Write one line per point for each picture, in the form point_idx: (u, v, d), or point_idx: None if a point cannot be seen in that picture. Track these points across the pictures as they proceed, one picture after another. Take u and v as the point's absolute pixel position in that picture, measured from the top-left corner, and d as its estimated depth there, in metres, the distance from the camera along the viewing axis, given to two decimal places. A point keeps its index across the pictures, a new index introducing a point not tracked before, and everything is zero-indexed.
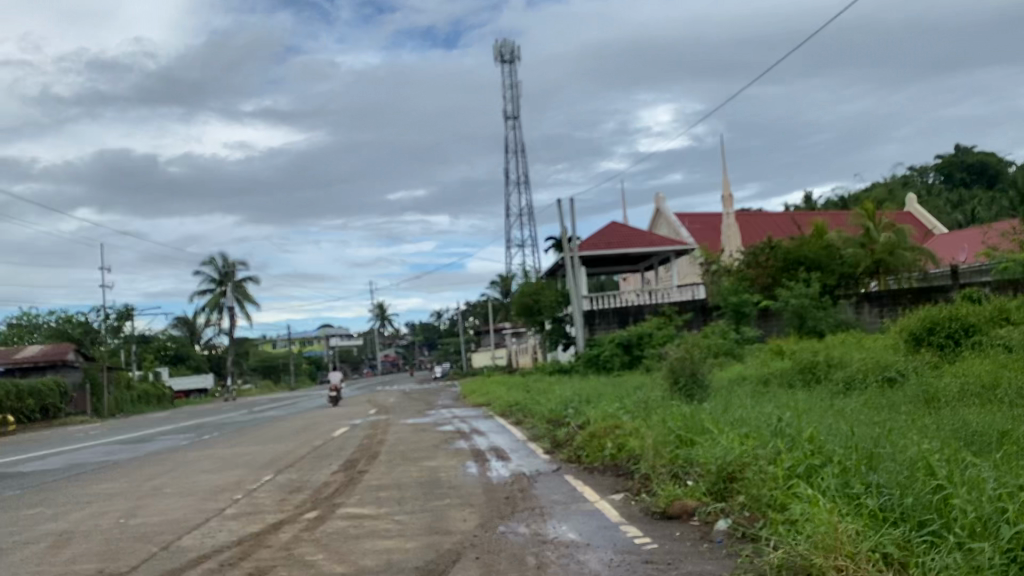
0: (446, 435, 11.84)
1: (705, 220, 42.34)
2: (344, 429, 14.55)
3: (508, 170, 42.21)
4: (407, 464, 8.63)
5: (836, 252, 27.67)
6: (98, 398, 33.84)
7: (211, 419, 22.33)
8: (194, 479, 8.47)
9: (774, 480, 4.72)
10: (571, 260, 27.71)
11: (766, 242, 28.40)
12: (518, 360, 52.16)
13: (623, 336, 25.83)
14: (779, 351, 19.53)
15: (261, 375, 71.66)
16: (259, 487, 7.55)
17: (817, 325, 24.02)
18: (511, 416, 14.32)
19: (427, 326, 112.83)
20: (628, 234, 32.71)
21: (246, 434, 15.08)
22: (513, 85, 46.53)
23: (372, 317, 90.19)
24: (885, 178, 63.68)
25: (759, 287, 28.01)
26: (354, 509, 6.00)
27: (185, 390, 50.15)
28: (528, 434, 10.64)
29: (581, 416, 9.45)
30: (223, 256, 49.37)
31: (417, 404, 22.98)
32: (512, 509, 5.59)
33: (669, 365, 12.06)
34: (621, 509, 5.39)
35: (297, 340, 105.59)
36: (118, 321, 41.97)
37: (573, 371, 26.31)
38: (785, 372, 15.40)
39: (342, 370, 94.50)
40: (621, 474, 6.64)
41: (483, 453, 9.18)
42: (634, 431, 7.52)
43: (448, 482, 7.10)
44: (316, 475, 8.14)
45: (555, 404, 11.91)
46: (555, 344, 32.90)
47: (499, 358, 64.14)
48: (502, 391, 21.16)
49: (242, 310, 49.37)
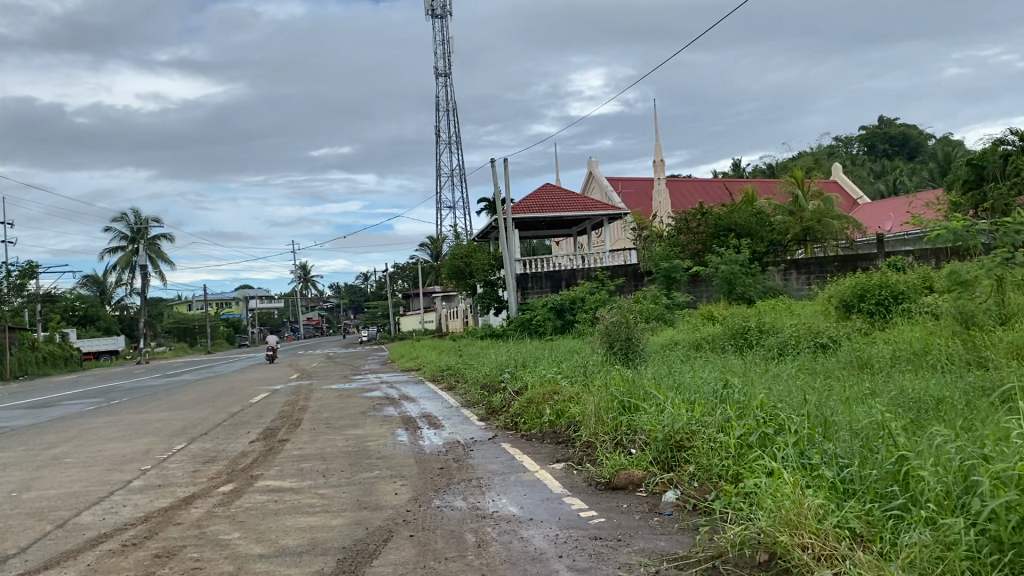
0: (375, 401, 11.40)
1: (638, 185, 42.44)
2: (267, 393, 13.96)
3: (439, 131, 41.44)
4: (333, 431, 8.19)
5: (766, 220, 27.97)
6: (1, 359, 32.15)
7: (125, 382, 21.38)
8: (100, 447, 7.86)
9: (725, 449, 4.45)
10: (503, 223, 27.33)
11: (699, 207, 28.44)
12: (448, 324, 51.78)
13: (556, 301, 25.67)
14: (710, 317, 19.59)
15: (182, 336, 69.61)
16: (171, 457, 7.03)
17: (745, 291, 24.21)
18: (443, 382, 13.95)
19: (355, 289, 111.32)
20: (561, 198, 32.50)
21: (161, 398, 14.35)
22: (446, 43, 45.54)
23: (298, 279, 88.44)
24: (809, 148, 64.97)
25: (690, 253, 28.15)
26: (273, 481, 5.56)
27: (95, 352, 48.20)
28: (462, 400, 10.30)
29: (517, 381, 9.15)
30: (137, 212, 47.34)
31: (343, 368, 22.41)
32: (447, 481, 5.23)
33: (603, 329, 11.86)
34: (563, 479, 5.08)
35: (220, 301, 102.93)
36: (21, 279, 39.86)
37: (504, 336, 26.07)
38: (717, 337, 15.42)
39: (268, 332, 92.63)
40: (561, 442, 6.35)
41: (415, 420, 8.81)
42: (575, 397, 7.24)
43: (378, 451, 6.69)
44: (235, 443, 7.63)
45: (488, 368, 11.59)
46: (486, 309, 31.83)
47: (429, 322, 63.61)
48: (432, 354, 20.83)
49: (160, 270, 47.61)
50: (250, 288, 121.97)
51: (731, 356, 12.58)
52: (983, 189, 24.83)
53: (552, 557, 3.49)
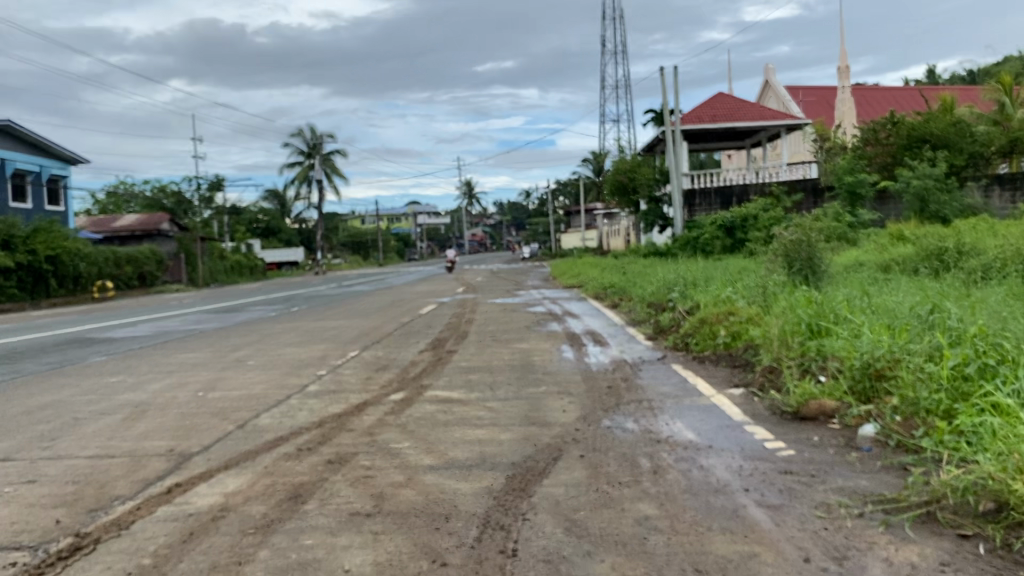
0: (540, 316, 11.34)
1: (822, 93, 39.66)
2: (434, 305, 14.25)
3: (604, 42, 40.26)
4: (500, 345, 8.14)
5: (967, 129, 25.23)
6: (194, 267, 34.93)
7: (303, 290, 22.59)
8: (280, 352, 8.22)
9: (936, 381, 3.96)
10: (671, 136, 26.33)
11: (889, 117, 26.29)
12: (610, 241, 51.41)
13: (726, 218, 24.59)
14: (899, 236, 18.09)
15: (355, 250, 73.10)
16: (344, 364, 7.22)
17: (939, 210, 22.29)
18: (608, 298, 13.68)
19: (517, 205, 112.40)
20: (734, 109, 30.79)
21: (336, 306, 14.97)
22: None
23: (463, 195, 90.21)
24: (1016, 52, 58.26)
25: (877, 166, 26.33)
26: (442, 392, 5.54)
27: (278, 262, 51.52)
28: (628, 319, 10.04)
29: (688, 300, 8.76)
30: (313, 129, 49.45)
31: (506, 283, 22.65)
32: (617, 401, 5.01)
33: (780, 247, 11.15)
34: (744, 407, 4.76)
35: (390, 216, 107.01)
36: (211, 193, 42.81)
37: (669, 254, 25.50)
38: (909, 257, 14.22)
39: (434, 247, 95.66)
40: (738, 366, 5.98)
41: (580, 337, 8.65)
42: (753, 319, 6.82)
43: (545, 366, 6.57)
44: (405, 352, 7.75)
45: (657, 286, 11.22)
46: (650, 226, 31.06)
47: (590, 239, 63.37)
48: (595, 271, 20.61)
49: (335, 185, 49.81)
50: (417, 203, 125.79)
51: (923, 279, 11.54)
52: None
53: (737, 490, 3.19)
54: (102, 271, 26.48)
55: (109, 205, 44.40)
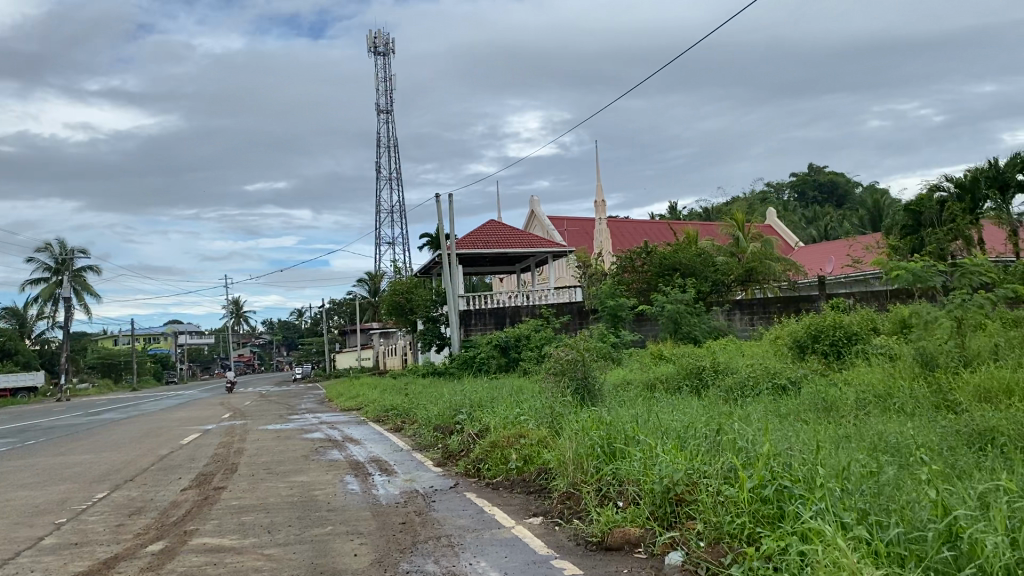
0: (318, 444, 10.62)
1: (584, 225, 42.58)
2: (198, 434, 12.99)
3: (380, 167, 41.00)
4: (275, 478, 7.43)
5: (709, 260, 27.99)
6: None
7: (41, 420, 19.97)
8: (9, 496, 6.99)
9: (733, 505, 3.97)
10: (448, 259, 26.78)
11: (644, 247, 28.50)
12: (387, 361, 50.84)
13: (501, 338, 25.10)
14: (659, 356, 19.28)
15: (106, 372, 66.76)
16: (90, 508, 6.21)
17: (690, 330, 24.03)
18: (390, 422, 13.17)
19: (289, 325, 108.89)
20: (506, 235, 32.14)
21: (81, 439, 13.25)
22: (387, 80, 45.30)
23: (231, 314, 86.13)
24: (743, 194, 66.22)
25: (634, 291, 28.01)
26: (211, 539, 4.85)
27: (12, 388, 45.67)
28: (413, 444, 9.63)
29: (476, 422, 8.55)
30: (62, 242, 45.41)
31: (280, 407, 21.39)
32: (413, 539, 4.61)
33: (557, 365, 11.38)
34: (546, 538, 4.53)
35: (148, 336, 99.49)
36: None
37: (446, 373, 25.55)
38: (671, 376, 15.07)
39: (196, 369, 89.68)
40: (534, 492, 5.79)
41: (364, 465, 8.12)
42: (545, 441, 6.70)
43: (327, 502, 6.01)
44: (165, 492, 6.83)
45: (442, 408, 10.95)
46: (428, 346, 30.89)
47: (367, 359, 62.31)
48: (374, 394, 20.02)
49: (85, 303, 45.66)
50: (179, 322, 118.18)
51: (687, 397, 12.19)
52: (921, 234, 25.37)
53: None
54: None
55: None
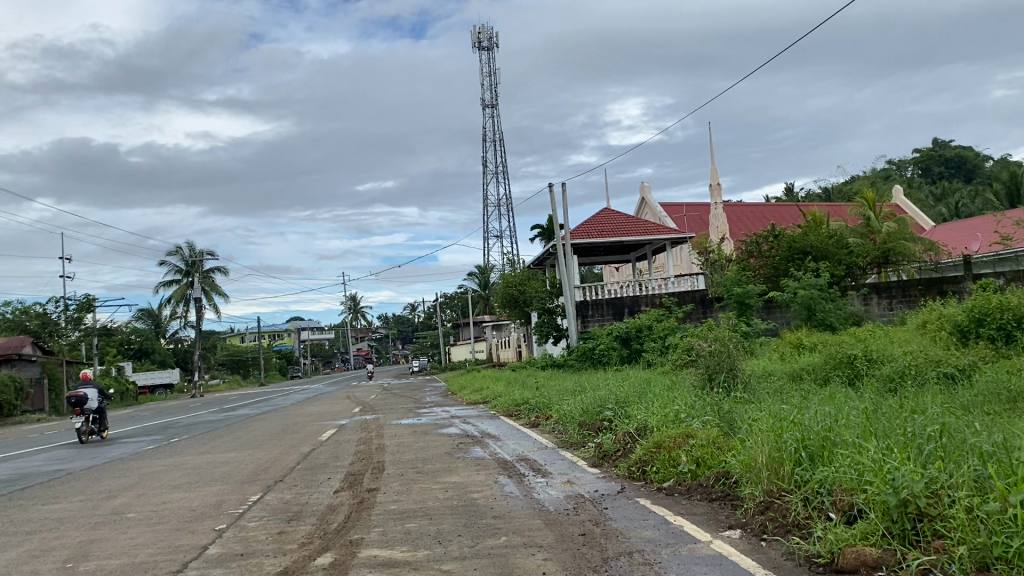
0: (458, 440, 10.30)
1: (702, 211, 41.28)
2: (334, 431, 12.96)
3: (488, 160, 40.94)
4: (426, 479, 7.11)
5: (843, 241, 26.45)
6: (57, 395, 32.12)
7: (181, 416, 20.67)
8: (165, 498, 6.95)
9: (998, 525, 3.37)
10: (563, 249, 26.24)
11: (771, 229, 27.16)
12: (500, 353, 50.96)
13: (621, 328, 24.33)
14: (796, 345, 18.22)
15: (234, 368, 69.70)
16: (248, 513, 6.05)
17: (825, 317, 22.78)
18: (525, 418, 12.77)
19: (402, 320, 111.09)
20: (622, 223, 31.37)
21: (222, 435, 13.47)
22: (492, 74, 45.21)
23: (348, 310, 88.46)
24: (863, 172, 62.94)
25: (762, 278, 26.95)
26: (380, 551, 4.54)
27: (150, 385, 48.13)
28: (558, 442, 9.18)
29: (629, 419, 8.03)
30: (191, 245, 47.46)
31: (405, 401, 21.43)
32: (603, 555, 4.14)
33: (701, 360, 10.76)
34: (757, 556, 4.02)
35: (272, 334, 103.47)
36: (80, 313, 39.96)
37: (566, 365, 24.94)
38: (818, 366, 14.09)
39: (317, 364, 92.62)
40: (719, 501, 5.25)
41: (514, 464, 7.72)
42: (720, 444, 6.15)
43: (490, 507, 5.61)
44: (318, 494, 6.62)
45: (583, 403, 10.47)
46: (545, 338, 30.28)
47: (480, 352, 62.63)
48: (497, 388, 19.76)
49: (213, 303, 47.56)
50: (300, 320, 122.47)
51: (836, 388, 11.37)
52: None
53: None
54: None
55: None
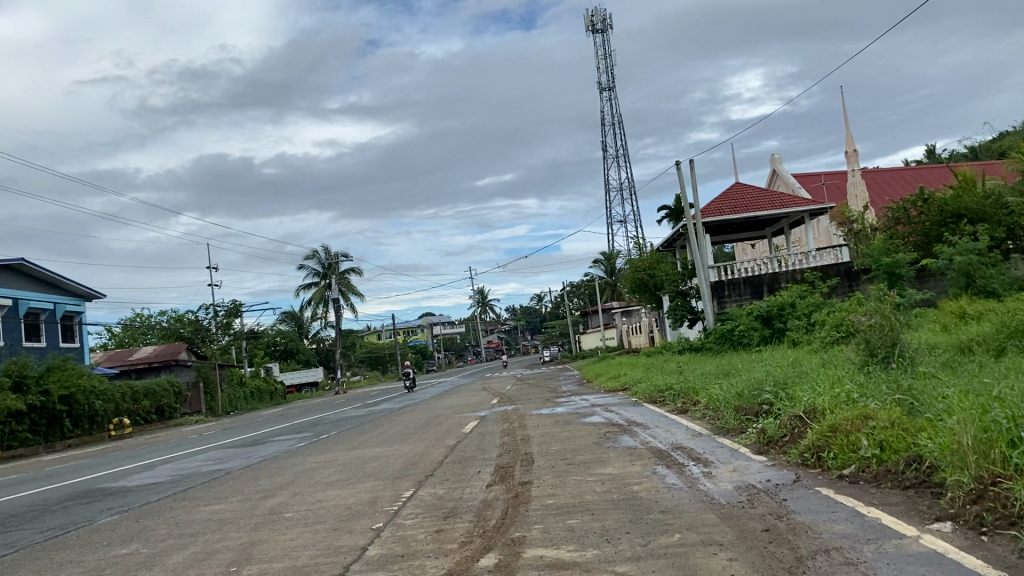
0: (605, 429, 9.94)
1: (837, 179, 39.24)
2: (476, 422, 12.88)
3: (607, 144, 40.30)
4: (580, 471, 6.81)
5: (1001, 201, 24.27)
6: (212, 397, 33.82)
7: (328, 414, 21.28)
8: (320, 496, 6.95)
9: None
10: (693, 228, 25.35)
11: (918, 193, 25.35)
12: (632, 339, 50.15)
13: (762, 308, 23.22)
14: (960, 316, 16.80)
15: (373, 365, 71.92)
16: (403, 510, 5.94)
17: (986, 283, 21.04)
18: (670, 404, 12.30)
19: (530, 310, 111.70)
20: (754, 197, 30.10)
21: (369, 431, 13.63)
22: (607, 57, 44.43)
23: (478, 303, 89.64)
24: (1014, 127, 58.12)
25: (911, 245, 25.34)
26: (544, 551, 4.27)
27: (297, 385, 50.28)
28: (713, 428, 8.71)
29: (793, 402, 7.49)
30: (325, 248, 49.13)
31: (543, 390, 21.26)
32: (796, 554, 3.71)
33: (862, 336, 10.02)
34: (982, 553, 3.48)
35: (406, 330, 106.28)
36: (228, 319, 42.06)
37: (703, 349, 24.10)
38: (991, 336, 12.87)
39: (451, 357, 94.37)
40: (918, 488, 4.67)
41: (671, 453, 7.30)
42: (906, 425, 5.56)
43: (655, 501, 5.24)
44: (469, 489, 6.44)
45: (735, 386, 9.91)
46: (679, 322, 29.59)
47: (611, 339, 61.97)
48: (635, 374, 19.25)
49: (351, 303, 49.03)
50: (431, 315, 125.25)
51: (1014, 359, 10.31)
52: None
53: None
54: (117, 407, 25.53)
55: (126, 339, 43.92)
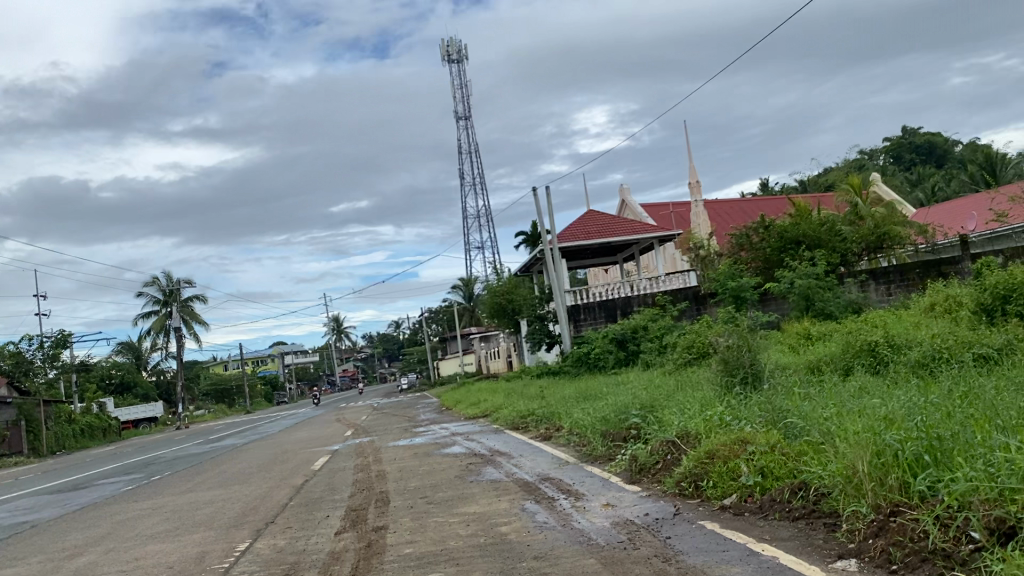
0: (467, 460, 9.30)
1: (683, 209, 40.62)
2: (327, 458, 11.93)
3: (463, 171, 40.03)
4: (441, 510, 6.15)
5: (835, 228, 25.68)
6: (35, 436, 30.73)
7: (165, 452, 19.56)
8: (137, 553, 5.94)
9: None
10: (550, 253, 25.23)
11: (760, 220, 26.22)
12: (490, 366, 49.86)
13: (616, 331, 23.31)
14: (806, 336, 17.37)
15: (218, 398, 68.12)
16: (236, 568, 5.07)
17: (824, 306, 21.97)
18: (533, 431, 11.83)
19: (386, 338, 109.84)
20: (608, 224, 30.52)
21: (208, 471, 12.36)
22: (462, 86, 44.38)
23: (332, 330, 87.13)
24: (836, 163, 62.42)
25: (754, 270, 26.17)
26: None
27: (132, 420, 46.70)
28: (579, 456, 8.26)
29: (663, 426, 7.14)
30: (166, 274, 46.20)
31: (400, 420, 20.40)
32: None
33: (720, 356, 9.90)
34: None
35: (255, 360, 101.77)
36: (54, 350, 38.58)
37: (561, 373, 23.95)
38: (837, 357, 13.18)
39: (303, 388, 91.04)
40: (809, 520, 4.38)
41: (538, 486, 6.75)
42: (785, 449, 5.28)
43: (527, 545, 4.67)
44: (315, 538, 5.65)
45: (598, 411, 9.57)
46: (537, 346, 29.17)
47: (468, 365, 61.48)
48: (495, 400, 18.73)
49: (194, 332, 46.26)
50: (283, 344, 120.68)
51: (860, 378, 10.50)
52: None
53: None
54: None
55: None
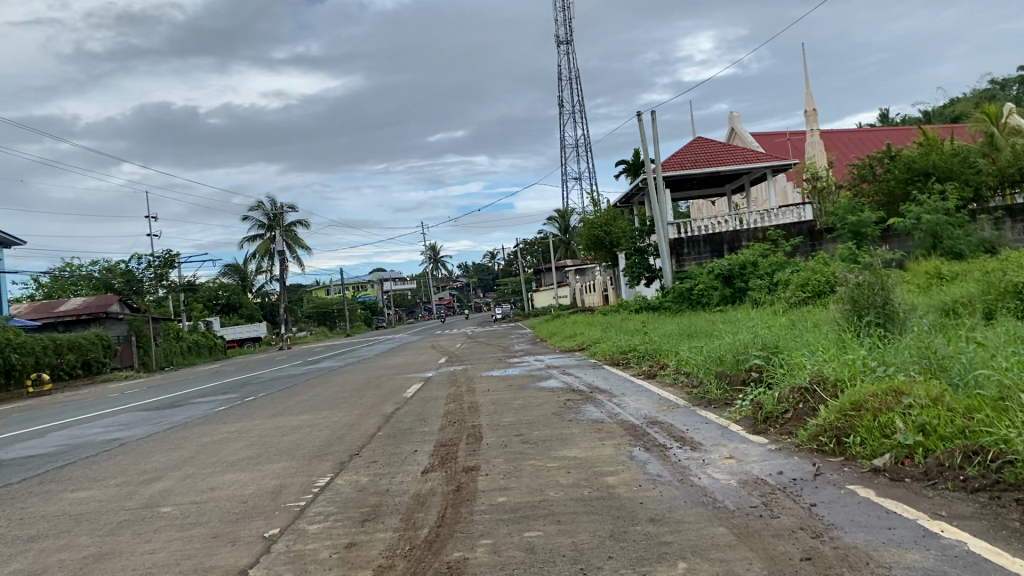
0: (565, 396, 8.66)
1: (796, 140, 38.34)
2: (420, 386, 11.53)
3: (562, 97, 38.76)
4: (539, 453, 5.51)
5: (969, 158, 23.56)
6: (146, 351, 31.97)
7: (263, 372, 19.81)
8: (215, 482, 5.56)
9: None
10: (653, 182, 24.02)
11: (886, 150, 24.37)
12: (586, 299, 49.12)
13: (722, 266, 22.06)
14: (937, 276, 15.86)
15: (320, 321, 70.03)
16: (310, 508, 4.57)
17: (953, 245, 20.28)
18: (635, 367, 11.12)
19: (483, 269, 110.34)
20: (716, 152, 28.96)
21: (299, 394, 12.16)
22: (565, 8, 42.75)
23: (429, 259, 87.95)
24: (964, 94, 57.81)
25: (876, 205, 24.41)
26: None
27: (238, 339, 48.37)
28: (690, 398, 7.50)
29: (791, 370, 6.32)
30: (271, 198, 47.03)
31: (494, 350, 20.04)
32: None
33: (847, 294, 8.90)
34: None
35: (355, 286, 104.10)
36: (164, 269, 39.89)
37: (662, 308, 22.86)
38: (979, 297, 11.85)
39: (401, 315, 92.65)
40: (993, 495, 3.55)
41: (647, 431, 6.04)
42: (952, 405, 4.41)
43: (640, 504, 3.97)
44: (400, 478, 5.11)
45: (711, 349, 8.74)
46: (637, 280, 28.20)
47: (563, 297, 60.89)
48: (593, 333, 18.02)
49: (296, 256, 47.17)
50: (383, 272, 122.88)
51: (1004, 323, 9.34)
52: None
53: None
54: (37, 362, 23.75)
55: (56, 290, 41.52)
